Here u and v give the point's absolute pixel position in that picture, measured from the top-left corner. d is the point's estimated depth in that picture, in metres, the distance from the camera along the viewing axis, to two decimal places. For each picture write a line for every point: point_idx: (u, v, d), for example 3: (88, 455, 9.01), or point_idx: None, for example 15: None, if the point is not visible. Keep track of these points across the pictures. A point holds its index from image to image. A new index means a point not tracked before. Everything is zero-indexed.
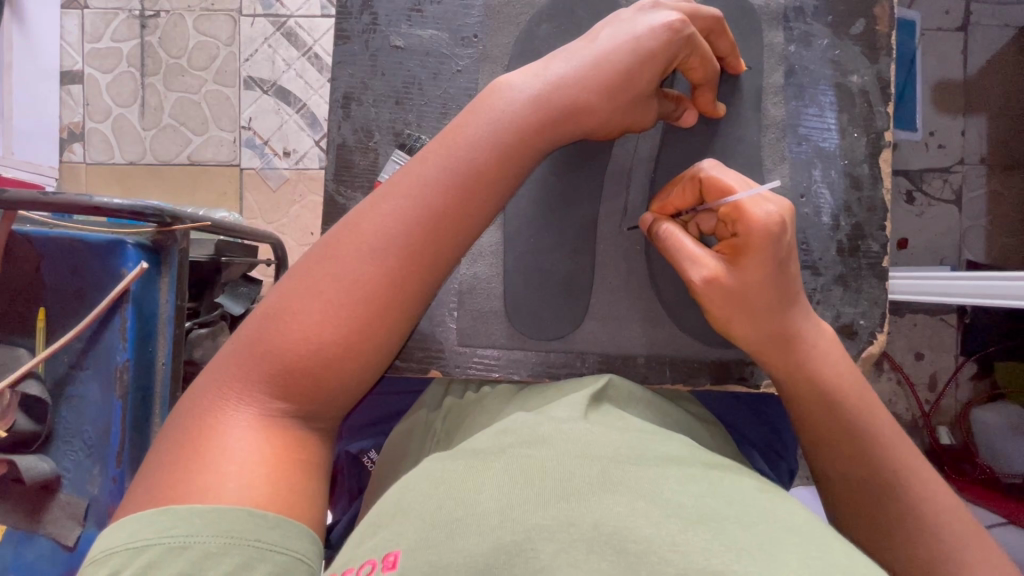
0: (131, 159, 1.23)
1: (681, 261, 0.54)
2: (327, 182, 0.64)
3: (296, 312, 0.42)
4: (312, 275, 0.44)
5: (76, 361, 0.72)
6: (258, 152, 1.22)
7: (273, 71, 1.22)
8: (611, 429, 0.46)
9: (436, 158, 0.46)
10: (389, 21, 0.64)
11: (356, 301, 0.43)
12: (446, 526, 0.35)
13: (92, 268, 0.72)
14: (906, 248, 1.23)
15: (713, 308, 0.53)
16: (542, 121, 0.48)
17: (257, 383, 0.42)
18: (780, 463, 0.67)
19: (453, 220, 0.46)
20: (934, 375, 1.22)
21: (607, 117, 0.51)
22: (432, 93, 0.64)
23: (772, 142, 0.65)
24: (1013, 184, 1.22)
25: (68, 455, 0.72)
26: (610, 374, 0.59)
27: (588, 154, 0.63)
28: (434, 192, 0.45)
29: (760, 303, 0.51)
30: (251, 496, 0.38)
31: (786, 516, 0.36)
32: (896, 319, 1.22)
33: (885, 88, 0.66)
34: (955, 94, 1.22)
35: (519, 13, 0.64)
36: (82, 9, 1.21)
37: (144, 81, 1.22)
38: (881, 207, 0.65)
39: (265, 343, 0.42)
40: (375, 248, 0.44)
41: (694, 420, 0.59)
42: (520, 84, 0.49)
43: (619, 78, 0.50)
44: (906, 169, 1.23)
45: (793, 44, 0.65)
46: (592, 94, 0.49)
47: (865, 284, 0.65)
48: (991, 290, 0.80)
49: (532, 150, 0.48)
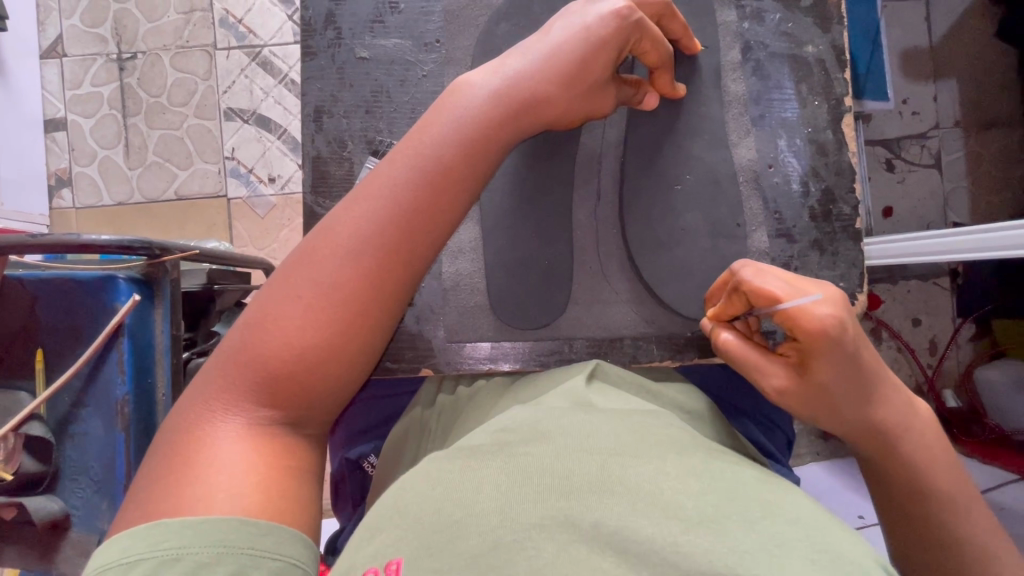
0: (119, 199, 1.24)
1: (753, 375, 0.53)
2: (305, 194, 0.65)
3: (280, 324, 0.43)
4: (288, 282, 0.44)
5: (78, 399, 0.73)
6: (243, 181, 1.24)
7: (252, 100, 1.24)
8: (603, 418, 0.47)
9: (404, 160, 0.47)
10: (353, 33, 0.66)
11: (337, 307, 0.44)
12: (446, 530, 0.35)
13: (86, 306, 0.73)
14: (891, 217, 1.24)
15: (798, 410, 0.51)
16: (502, 122, 0.49)
17: (244, 391, 0.42)
18: (780, 435, 0.67)
19: (426, 220, 0.47)
20: (934, 339, 1.24)
21: (567, 104, 0.52)
22: (400, 100, 0.66)
23: (736, 117, 0.66)
24: (990, 143, 1.23)
25: (76, 493, 0.73)
26: (597, 361, 0.60)
27: (559, 147, 0.63)
28: (403, 193, 0.46)
29: (839, 396, 0.48)
30: (242, 505, 0.39)
31: (790, 508, 0.37)
32: (891, 286, 1.24)
33: (840, 56, 0.67)
34: (923, 60, 1.24)
35: (478, 15, 0.66)
36: (60, 58, 1.24)
37: (127, 121, 1.24)
38: (849, 172, 0.67)
39: (250, 351, 0.43)
40: (351, 251, 0.44)
41: (683, 397, 0.59)
42: (479, 82, 0.50)
43: (574, 68, 0.51)
44: (883, 138, 1.25)
45: (746, 21, 0.67)
46: (551, 85, 0.51)
47: (841, 246, 0.66)
48: (973, 248, 0.82)
49: (496, 140, 0.50)
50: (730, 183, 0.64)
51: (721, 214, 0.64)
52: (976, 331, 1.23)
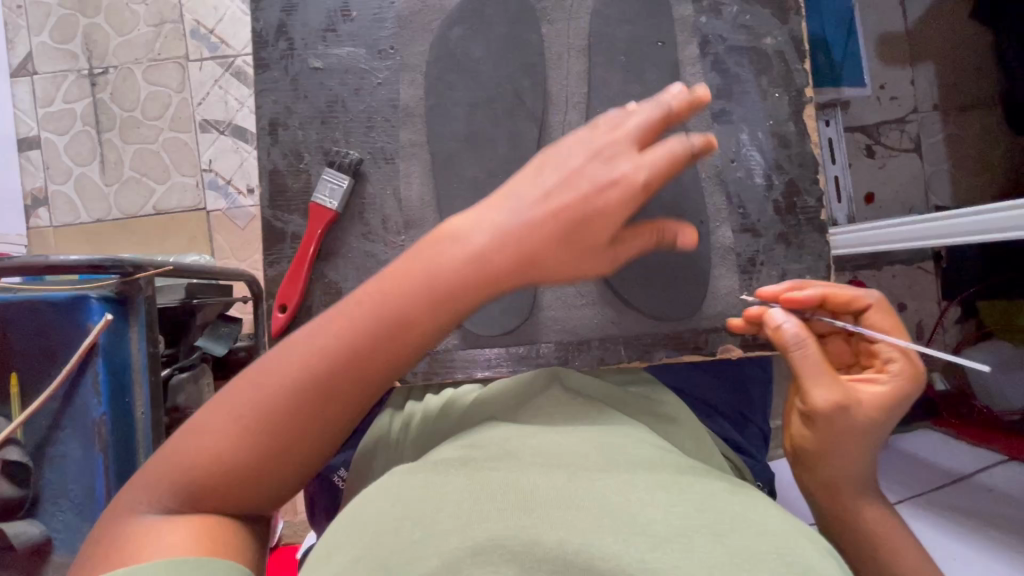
0: (97, 216, 1.23)
1: (815, 375, 0.51)
2: (264, 209, 0.65)
3: (214, 435, 0.43)
4: (235, 394, 0.44)
5: (55, 422, 0.73)
6: (222, 193, 1.23)
7: (228, 111, 1.23)
8: (565, 432, 0.47)
9: (369, 306, 0.45)
10: (305, 43, 0.65)
11: (270, 432, 0.43)
12: (406, 552, 0.34)
13: (59, 328, 0.72)
14: (874, 202, 1.24)
15: (849, 424, 0.51)
16: (475, 286, 0.46)
17: (168, 487, 0.43)
18: (751, 427, 0.68)
19: (375, 359, 0.45)
20: (920, 323, 1.26)
21: (566, 265, 0.49)
22: (356, 109, 0.65)
23: (696, 113, 0.66)
24: (970, 124, 1.23)
25: (57, 517, 0.72)
26: (558, 368, 0.60)
27: (522, 150, 0.63)
28: (359, 330, 0.44)
29: (879, 423, 0.52)
30: (174, 551, 0.40)
31: (757, 518, 0.39)
32: (875, 272, 1.26)
33: (800, 46, 0.66)
34: (900, 45, 1.24)
35: (431, 20, 0.65)
36: (31, 76, 1.22)
37: (101, 137, 1.23)
38: (812, 163, 0.66)
39: (185, 455, 0.43)
40: (294, 384, 0.43)
41: (649, 398, 0.58)
42: (460, 233, 0.47)
43: (579, 227, 0.49)
44: (862, 125, 1.25)
45: (703, 15, 0.66)
46: (540, 244, 0.48)
47: (807, 239, 0.66)
48: (949, 233, 0.82)
49: (465, 302, 0.46)
50: (692, 180, 0.64)
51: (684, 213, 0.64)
52: (962, 313, 1.23)
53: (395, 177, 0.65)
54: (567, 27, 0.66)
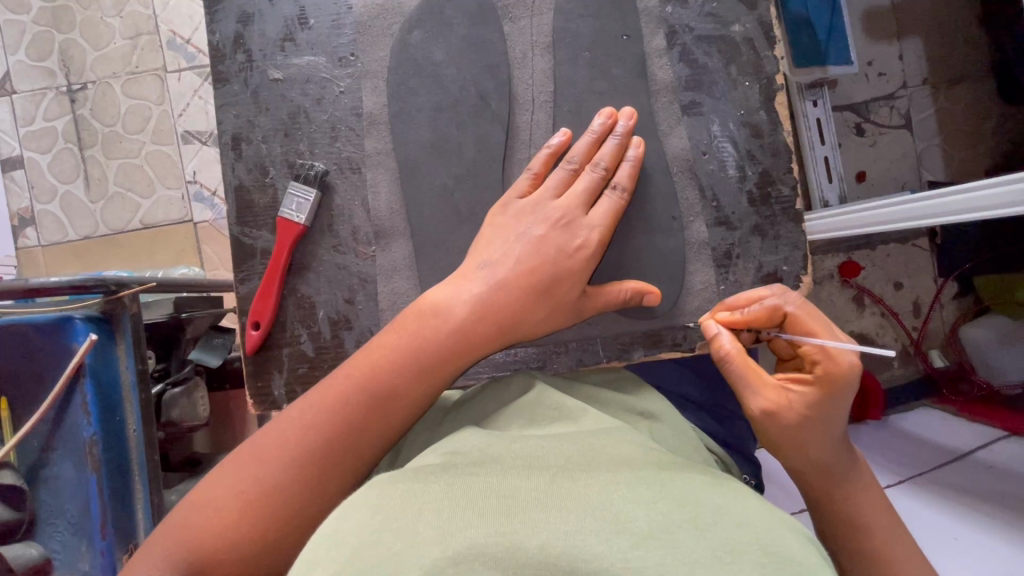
0: (85, 233, 1.23)
1: (741, 389, 0.56)
2: (231, 227, 0.65)
3: (217, 511, 0.45)
4: (231, 474, 0.47)
5: (47, 444, 0.73)
6: (208, 205, 1.23)
7: (209, 121, 1.23)
8: (542, 438, 0.46)
9: (357, 375, 0.50)
10: (264, 55, 0.64)
11: (271, 501, 0.45)
12: (382, 565, 0.33)
13: (44, 350, 0.72)
14: (865, 180, 1.22)
15: (786, 428, 0.53)
16: (457, 347, 0.51)
17: (172, 561, 0.44)
18: (734, 420, 0.69)
19: (364, 436, 0.49)
20: (917, 301, 1.23)
21: (539, 323, 0.56)
22: (319, 120, 0.64)
23: (666, 106, 0.65)
24: (961, 97, 1.21)
25: (56, 536, 0.73)
26: (534, 373, 0.59)
27: (490, 152, 0.63)
28: (349, 410, 0.48)
29: (823, 418, 0.53)
30: None
31: (740, 512, 0.38)
32: (870, 252, 1.22)
33: (768, 32, 0.65)
34: (885, 19, 1.21)
35: (390, 24, 0.64)
36: (10, 95, 1.22)
37: (84, 154, 1.22)
38: (786, 152, 0.65)
39: (188, 528, 0.45)
40: (289, 461, 0.47)
41: (628, 399, 0.58)
42: (440, 300, 0.53)
43: (546, 285, 0.55)
44: (851, 103, 1.22)
45: (668, 5, 0.65)
46: (517, 305, 0.54)
47: (782, 229, 0.65)
48: (937, 213, 0.81)
49: (450, 363, 0.51)
50: (663, 176, 0.63)
51: (655, 210, 0.63)
52: (958, 289, 1.22)
53: (363, 187, 0.64)
54: (530, 23, 0.65)
